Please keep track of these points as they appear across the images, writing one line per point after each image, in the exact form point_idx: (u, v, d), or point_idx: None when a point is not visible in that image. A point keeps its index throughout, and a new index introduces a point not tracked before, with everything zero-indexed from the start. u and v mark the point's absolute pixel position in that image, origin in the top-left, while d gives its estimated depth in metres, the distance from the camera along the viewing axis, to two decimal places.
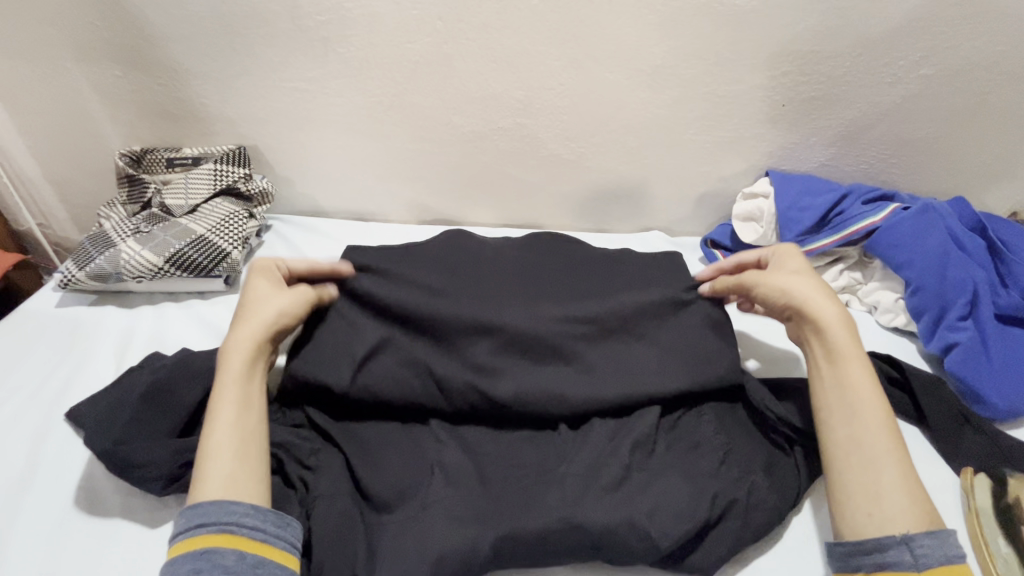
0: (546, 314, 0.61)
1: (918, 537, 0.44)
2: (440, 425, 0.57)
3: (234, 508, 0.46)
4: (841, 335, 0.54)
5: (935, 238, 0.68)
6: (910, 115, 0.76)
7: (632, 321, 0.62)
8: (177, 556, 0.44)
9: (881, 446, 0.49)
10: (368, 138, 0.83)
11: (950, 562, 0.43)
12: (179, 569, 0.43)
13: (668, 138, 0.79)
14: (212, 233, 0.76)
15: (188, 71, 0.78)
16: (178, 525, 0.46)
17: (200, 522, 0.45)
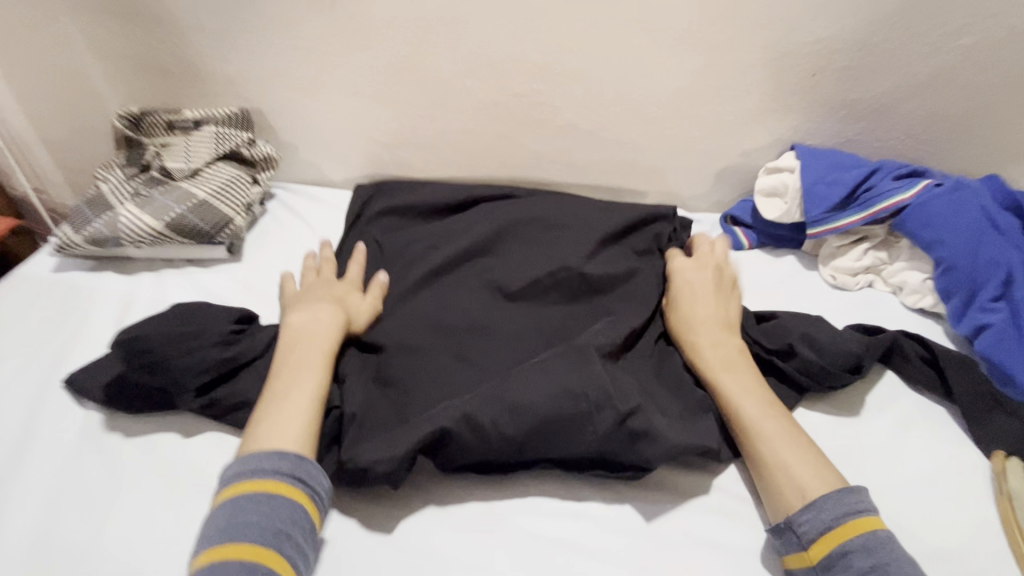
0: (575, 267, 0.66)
1: (797, 516, 0.46)
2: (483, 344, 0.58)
3: (321, 478, 0.47)
4: (708, 354, 0.57)
5: (969, 217, 0.66)
6: (945, 88, 0.72)
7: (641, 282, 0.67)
8: (250, 498, 0.44)
9: (768, 442, 0.50)
10: (376, 102, 0.80)
11: (830, 530, 0.44)
12: (256, 509, 0.43)
13: (691, 108, 0.76)
14: (214, 198, 0.73)
15: (190, 26, 0.74)
16: (258, 459, 0.46)
17: (287, 473, 0.46)
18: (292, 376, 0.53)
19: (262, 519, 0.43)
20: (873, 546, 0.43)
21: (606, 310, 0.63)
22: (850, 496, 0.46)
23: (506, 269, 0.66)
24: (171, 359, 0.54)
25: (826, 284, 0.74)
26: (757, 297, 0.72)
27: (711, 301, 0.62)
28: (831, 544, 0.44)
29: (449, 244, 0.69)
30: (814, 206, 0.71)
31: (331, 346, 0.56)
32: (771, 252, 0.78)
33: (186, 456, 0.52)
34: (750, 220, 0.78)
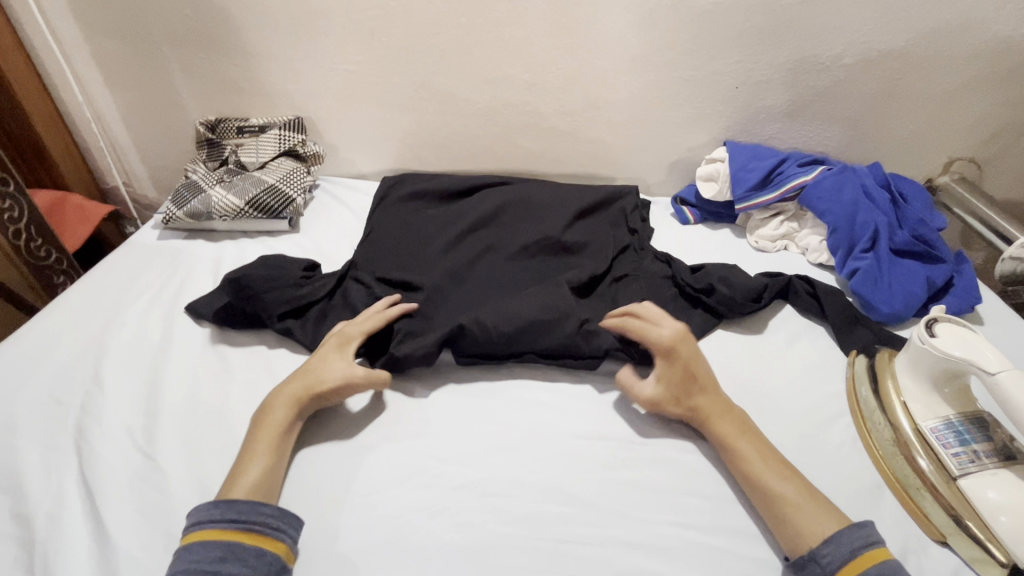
0: (552, 228, 0.87)
1: (820, 548, 0.51)
2: (483, 284, 0.81)
3: (262, 509, 0.53)
4: (720, 424, 0.61)
5: (849, 191, 0.87)
6: (838, 97, 0.95)
7: (602, 239, 0.88)
8: (198, 545, 0.50)
9: (793, 508, 0.54)
10: (401, 111, 1.02)
11: (851, 559, 0.49)
12: (203, 552, 0.50)
13: (645, 113, 0.98)
14: (280, 183, 0.95)
15: (261, 54, 0.97)
16: (198, 515, 0.52)
17: (227, 516, 0.52)
18: (263, 429, 0.59)
19: (209, 556, 0.49)
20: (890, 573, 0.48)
21: (574, 260, 0.85)
22: (863, 530, 0.51)
23: (501, 233, 0.88)
24: (257, 291, 0.73)
25: (751, 248, 0.95)
26: (696, 256, 0.94)
27: (670, 373, 0.64)
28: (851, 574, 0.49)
29: (457, 216, 0.92)
30: (739, 186, 0.93)
31: (285, 413, 0.61)
32: (711, 226, 1.00)
33: (282, 360, 0.71)
34: (694, 201, 1.01)
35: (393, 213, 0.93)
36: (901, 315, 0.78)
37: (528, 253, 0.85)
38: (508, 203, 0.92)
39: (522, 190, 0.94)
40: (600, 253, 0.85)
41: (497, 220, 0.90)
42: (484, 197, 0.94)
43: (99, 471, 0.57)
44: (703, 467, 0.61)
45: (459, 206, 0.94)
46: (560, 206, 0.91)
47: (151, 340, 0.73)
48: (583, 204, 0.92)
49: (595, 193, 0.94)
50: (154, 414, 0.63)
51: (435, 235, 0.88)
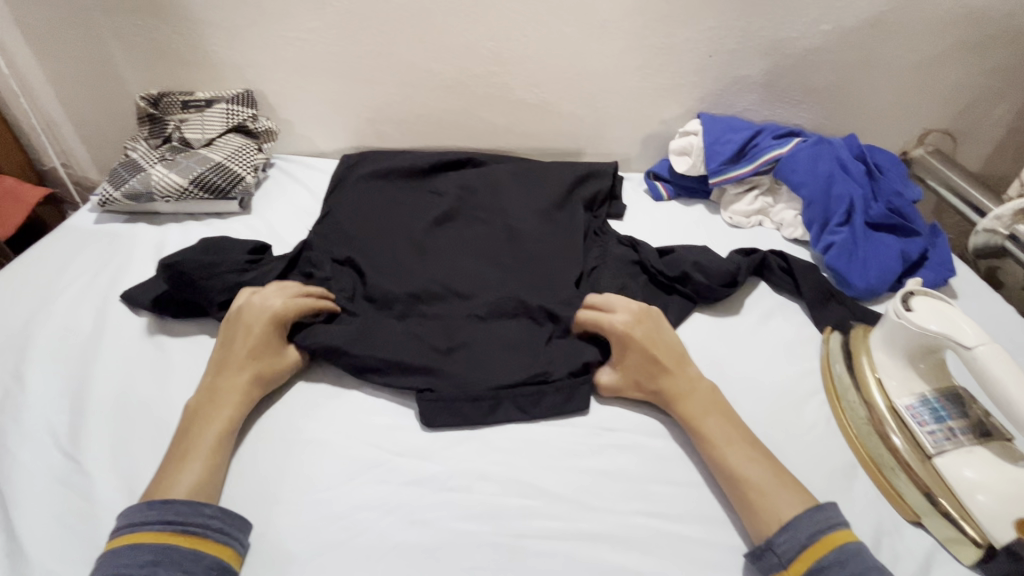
0: (526, 207, 0.82)
1: (775, 537, 0.49)
2: (448, 264, 0.74)
3: (203, 511, 0.49)
4: (688, 405, 0.58)
5: (824, 164, 0.84)
6: (813, 66, 0.91)
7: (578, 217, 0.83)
8: (127, 548, 0.46)
9: (755, 485, 0.52)
10: (359, 83, 0.96)
11: (808, 546, 0.47)
12: (131, 555, 0.46)
13: (616, 84, 0.94)
14: (228, 161, 0.89)
15: (202, 21, 0.90)
16: (126, 518, 0.48)
17: (164, 517, 0.48)
18: (197, 428, 0.55)
19: (138, 561, 0.46)
20: (844, 558, 0.46)
21: (546, 235, 0.79)
22: (825, 513, 0.49)
23: (482, 215, 0.82)
24: (195, 276, 0.67)
25: (725, 224, 0.92)
26: (669, 233, 0.90)
27: (629, 368, 0.61)
28: (805, 563, 0.47)
29: (439, 198, 0.85)
30: (713, 160, 0.90)
31: (221, 427, 0.55)
32: (685, 202, 0.97)
33: None
34: (667, 175, 0.97)
35: (367, 187, 0.87)
36: (875, 290, 0.76)
37: (497, 232, 0.79)
38: (477, 180, 0.86)
39: (495, 168, 0.88)
40: (574, 231, 0.80)
41: (463, 196, 0.84)
42: (450, 176, 0.88)
43: (16, 477, 0.52)
44: (673, 451, 0.58)
45: (423, 184, 0.88)
46: (534, 182, 0.86)
47: (83, 330, 0.67)
48: (557, 180, 0.87)
49: (571, 171, 0.89)
50: (81, 411, 0.58)
51: (414, 217, 0.81)
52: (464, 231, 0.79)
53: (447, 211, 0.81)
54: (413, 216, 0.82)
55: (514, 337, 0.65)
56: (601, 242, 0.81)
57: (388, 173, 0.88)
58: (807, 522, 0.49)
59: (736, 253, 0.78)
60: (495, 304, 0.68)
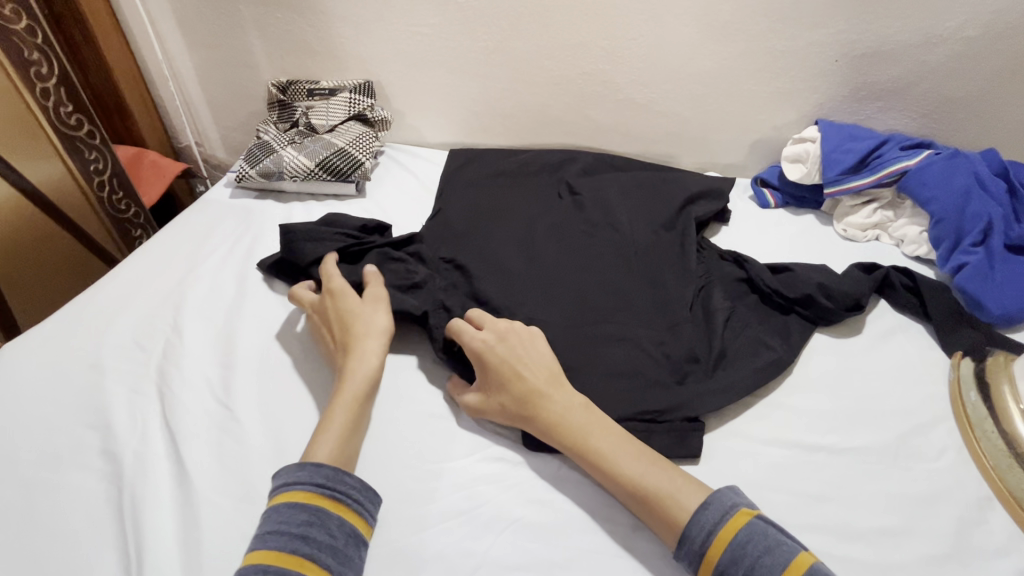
0: (634, 224, 0.83)
1: (688, 531, 0.48)
2: (554, 271, 0.76)
3: (348, 480, 0.51)
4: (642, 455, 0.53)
5: (960, 178, 0.79)
6: (951, 74, 0.86)
7: (686, 235, 0.82)
8: (284, 505, 0.49)
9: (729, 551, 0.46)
10: (471, 77, 1.00)
11: (719, 531, 0.47)
12: (292, 512, 0.49)
13: (730, 87, 0.92)
14: (350, 147, 0.95)
15: (335, 15, 0.96)
16: (285, 479, 0.51)
17: (314, 481, 0.51)
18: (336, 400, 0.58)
19: (296, 518, 0.48)
20: (750, 536, 0.46)
21: (655, 252, 0.79)
22: (722, 497, 0.49)
23: (593, 226, 0.83)
24: (297, 240, 0.74)
25: (838, 236, 0.88)
26: (777, 242, 0.88)
27: (573, 400, 0.57)
28: (721, 546, 0.47)
29: (551, 209, 0.88)
30: (830, 169, 0.86)
31: (353, 393, 0.58)
32: (793, 211, 0.93)
33: None
34: (777, 182, 0.94)
35: (483, 193, 0.92)
36: (1012, 318, 0.71)
37: (604, 243, 0.80)
38: (585, 197, 0.88)
39: (603, 185, 0.90)
40: (681, 249, 0.80)
41: (569, 213, 0.86)
42: (555, 191, 0.92)
43: (181, 416, 0.59)
44: (788, 460, 0.57)
45: (530, 193, 0.91)
46: (642, 200, 0.87)
47: (228, 292, 0.74)
48: (667, 198, 0.87)
49: (680, 187, 0.89)
50: (231, 364, 0.64)
51: (527, 223, 0.85)
52: (573, 238, 0.82)
53: (557, 222, 0.85)
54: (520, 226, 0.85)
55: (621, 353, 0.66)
56: (708, 260, 0.80)
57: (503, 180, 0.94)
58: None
59: (855, 268, 0.75)
60: (600, 318, 0.69)
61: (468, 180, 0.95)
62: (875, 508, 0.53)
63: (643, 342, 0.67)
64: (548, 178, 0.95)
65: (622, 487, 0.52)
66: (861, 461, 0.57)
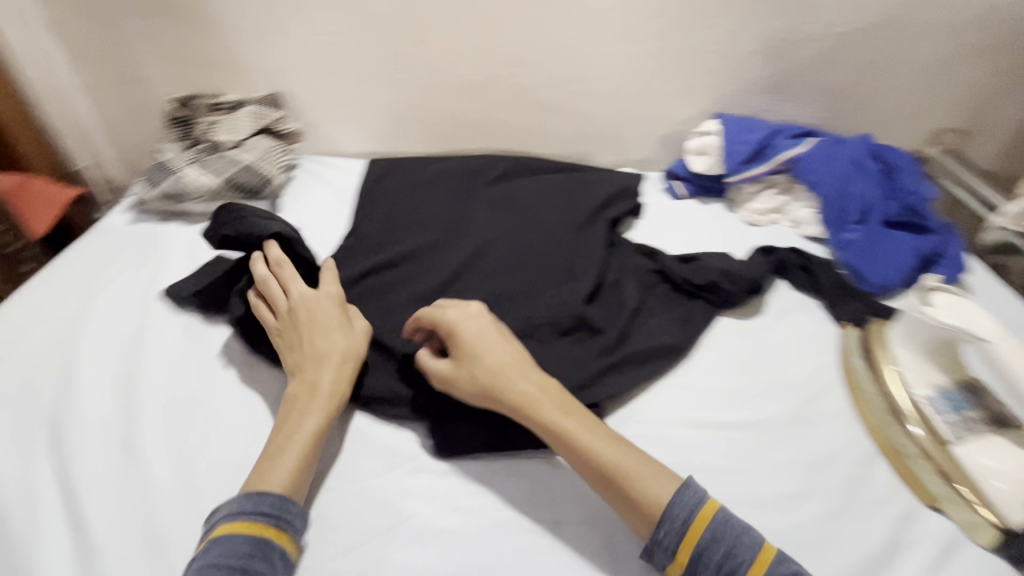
0: (550, 228, 0.86)
1: (657, 533, 0.49)
2: (471, 283, 0.78)
3: (292, 508, 0.51)
4: (628, 458, 0.52)
5: (841, 162, 0.86)
6: (829, 67, 0.93)
7: (600, 234, 0.86)
8: (220, 535, 0.48)
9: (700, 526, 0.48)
10: (383, 86, 0.98)
11: (687, 531, 0.48)
12: (235, 543, 0.47)
13: (635, 86, 0.96)
14: (258, 162, 0.92)
15: (232, 26, 0.92)
16: (223, 512, 0.50)
17: (256, 510, 0.50)
18: (294, 421, 0.56)
19: (239, 550, 0.47)
20: (714, 535, 0.48)
21: (569, 254, 0.82)
22: (686, 493, 0.50)
23: (511, 234, 0.86)
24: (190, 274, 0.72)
25: (743, 222, 0.94)
26: (688, 231, 0.93)
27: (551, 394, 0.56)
28: (688, 547, 0.48)
29: (471, 217, 0.89)
30: (731, 159, 0.92)
31: (311, 418, 0.56)
32: (702, 201, 0.99)
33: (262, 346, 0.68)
34: (685, 174, 0.99)
35: (403, 204, 0.92)
36: (891, 287, 0.78)
37: (520, 249, 0.83)
38: (503, 205, 0.90)
39: (520, 191, 0.92)
40: (595, 248, 0.83)
41: (488, 220, 0.88)
42: (474, 196, 0.92)
43: (76, 466, 0.55)
44: (699, 441, 0.60)
45: (450, 200, 0.92)
46: (557, 203, 0.90)
47: (128, 326, 0.70)
48: (582, 199, 0.90)
49: (593, 188, 0.92)
50: (132, 404, 0.61)
51: (446, 234, 0.86)
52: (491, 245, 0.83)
53: (475, 231, 0.86)
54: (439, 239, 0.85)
55: (539, 356, 0.68)
56: (622, 254, 0.83)
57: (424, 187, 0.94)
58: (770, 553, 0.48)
59: (755, 252, 0.80)
60: (520, 321, 0.71)
61: (386, 190, 0.94)
62: (778, 475, 0.57)
63: (559, 345, 0.70)
64: (468, 184, 0.95)
65: (579, 463, 0.53)
66: (763, 433, 0.61)
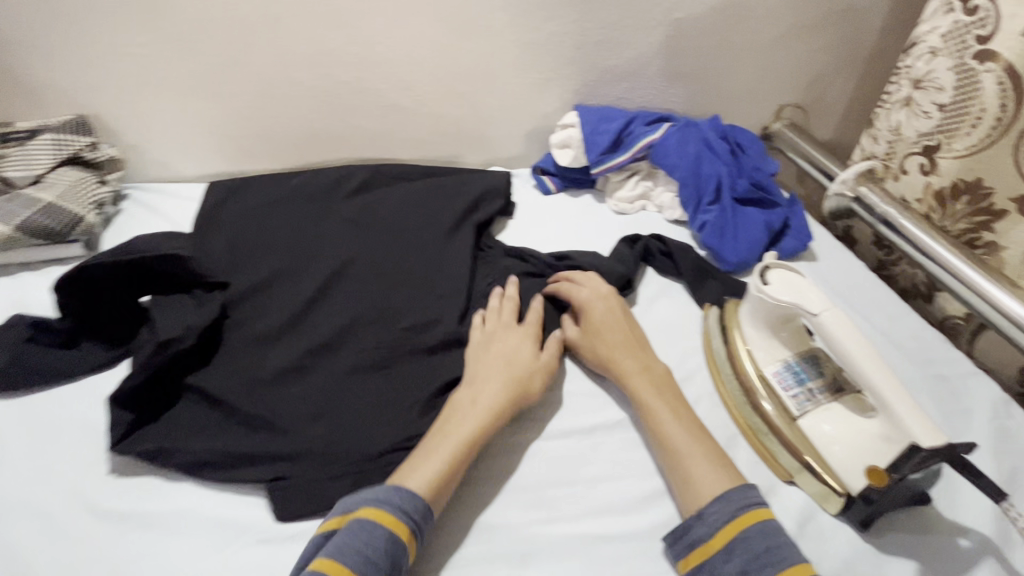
0: (413, 239, 0.81)
1: (706, 507, 0.50)
2: (325, 310, 0.71)
3: None
4: (676, 427, 0.56)
5: (692, 146, 0.88)
6: (675, 52, 0.95)
7: (465, 238, 0.81)
8: (385, 526, 0.48)
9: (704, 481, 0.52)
10: (213, 99, 0.88)
11: (736, 517, 0.48)
12: (357, 529, 0.47)
13: (490, 82, 0.93)
14: (63, 200, 0.79)
15: (8, 41, 0.78)
16: (420, 511, 0.50)
17: (423, 531, 0.50)
18: (454, 419, 0.57)
19: None
20: (770, 531, 0.48)
21: (433, 265, 0.77)
22: (749, 490, 0.51)
23: (371, 249, 0.78)
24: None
25: (612, 212, 0.94)
26: (559, 226, 0.91)
27: (645, 366, 0.62)
28: (734, 530, 0.48)
29: (324, 234, 0.80)
30: (593, 150, 0.91)
31: (491, 400, 0.58)
32: (572, 194, 0.98)
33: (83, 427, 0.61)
34: (554, 169, 0.98)
35: (247, 226, 0.80)
36: (746, 263, 0.81)
37: (379, 266, 0.77)
38: (361, 217, 0.83)
39: (381, 199, 0.85)
40: (460, 255, 0.79)
41: (344, 236, 0.80)
42: (329, 210, 0.85)
43: None
44: (565, 450, 0.59)
45: (300, 216, 0.83)
46: (420, 209, 0.84)
47: None
48: (446, 203, 0.85)
49: (457, 188, 0.88)
50: None
51: (297, 257, 0.77)
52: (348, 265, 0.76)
53: (332, 250, 0.78)
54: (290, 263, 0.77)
55: (398, 386, 0.64)
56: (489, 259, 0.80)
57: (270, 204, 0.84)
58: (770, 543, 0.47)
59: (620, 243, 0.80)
60: (380, 349, 0.66)
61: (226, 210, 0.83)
62: (640, 474, 0.57)
63: (422, 368, 0.66)
64: (321, 198, 0.86)
65: (664, 445, 0.56)
66: (626, 432, 0.61)
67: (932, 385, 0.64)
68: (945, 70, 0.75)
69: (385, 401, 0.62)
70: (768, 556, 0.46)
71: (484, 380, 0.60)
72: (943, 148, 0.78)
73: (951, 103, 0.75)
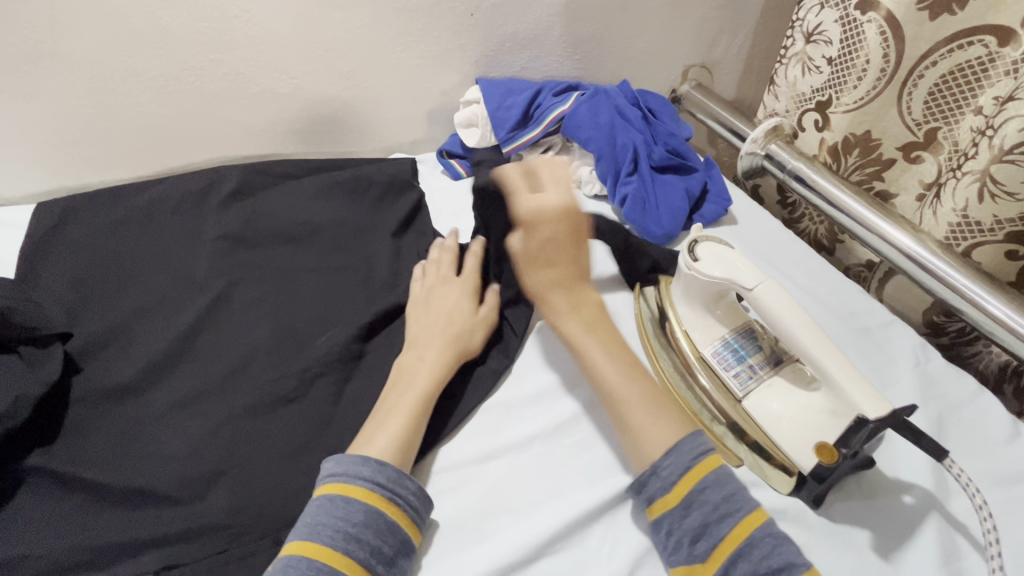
0: (306, 247, 0.70)
1: (661, 461, 0.47)
2: (206, 343, 0.60)
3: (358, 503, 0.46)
4: (616, 379, 0.52)
5: (604, 115, 0.82)
6: (577, 16, 0.88)
7: (368, 240, 0.71)
8: (389, 466, 0.48)
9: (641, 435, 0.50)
10: (24, 98, 0.70)
11: (689, 470, 0.47)
12: (353, 465, 0.47)
13: (378, 59, 0.82)
14: None
15: None
16: (412, 488, 0.48)
17: (415, 505, 0.48)
18: (405, 381, 0.55)
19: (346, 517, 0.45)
20: (721, 479, 0.46)
21: (333, 275, 0.67)
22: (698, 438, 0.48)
23: (260, 266, 0.67)
24: None
25: None
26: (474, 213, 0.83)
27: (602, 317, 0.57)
28: (688, 484, 0.46)
29: (198, 253, 0.67)
30: (500, 128, 0.83)
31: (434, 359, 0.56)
32: None
33: None
34: (461, 151, 0.89)
35: (94, 256, 0.66)
36: (671, 234, 0.78)
37: (268, 283, 0.65)
38: (241, 224, 0.70)
39: (262, 201, 0.73)
40: (366, 260, 0.69)
41: (222, 252, 0.67)
42: (197, 220, 0.71)
43: None
44: (507, 474, 0.53)
45: (163, 232, 0.69)
46: (310, 209, 0.73)
47: None
48: (341, 199, 0.75)
49: (351, 179, 0.76)
50: None
51: (165, 286, 0.64)
52: (231, 285, 0.64)
53: (210, 272, 0.66)
54: (154, 292, 0.64)
55: (307, 427, 0.54)
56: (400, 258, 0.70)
57: (123, 222, 0.69)
58: (729, 496, 0.45)
59: None
60: (285, 382, 0.56)
61: (60, 236, 0.67)
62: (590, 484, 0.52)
63: (332, 401, 0.56)
64: (186, 209, 0.71)
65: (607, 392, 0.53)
66: (568, 440, 0.55)
67: (856, 339, 0.65)
68: (832, 23, 0.74)
69: (292, 449, 0.52)
70: (725, 506, 0.45)
71: (436, 331, 0.59)
72: (834, 103, 0.78)
73: (840, 56, 0.74)
